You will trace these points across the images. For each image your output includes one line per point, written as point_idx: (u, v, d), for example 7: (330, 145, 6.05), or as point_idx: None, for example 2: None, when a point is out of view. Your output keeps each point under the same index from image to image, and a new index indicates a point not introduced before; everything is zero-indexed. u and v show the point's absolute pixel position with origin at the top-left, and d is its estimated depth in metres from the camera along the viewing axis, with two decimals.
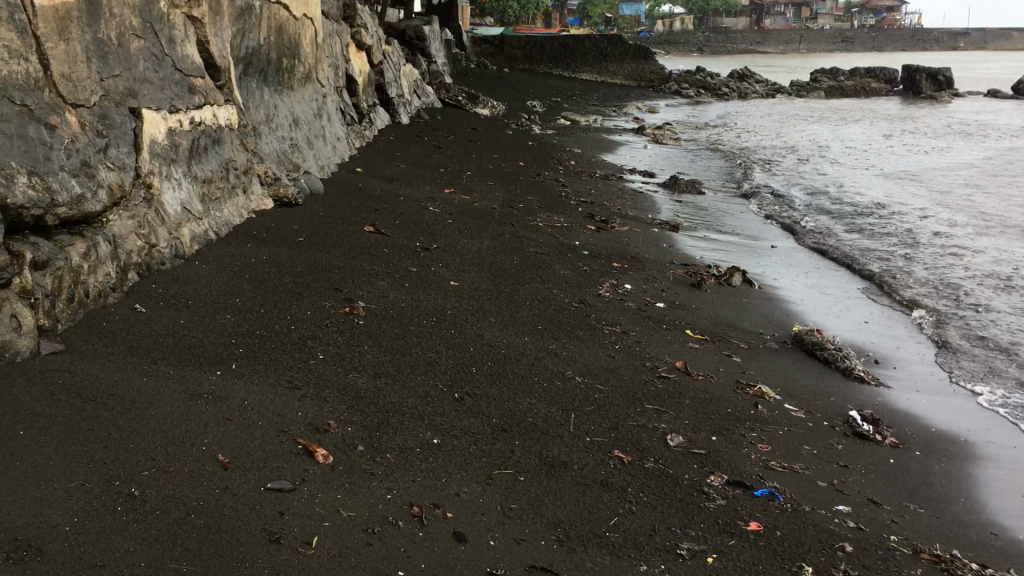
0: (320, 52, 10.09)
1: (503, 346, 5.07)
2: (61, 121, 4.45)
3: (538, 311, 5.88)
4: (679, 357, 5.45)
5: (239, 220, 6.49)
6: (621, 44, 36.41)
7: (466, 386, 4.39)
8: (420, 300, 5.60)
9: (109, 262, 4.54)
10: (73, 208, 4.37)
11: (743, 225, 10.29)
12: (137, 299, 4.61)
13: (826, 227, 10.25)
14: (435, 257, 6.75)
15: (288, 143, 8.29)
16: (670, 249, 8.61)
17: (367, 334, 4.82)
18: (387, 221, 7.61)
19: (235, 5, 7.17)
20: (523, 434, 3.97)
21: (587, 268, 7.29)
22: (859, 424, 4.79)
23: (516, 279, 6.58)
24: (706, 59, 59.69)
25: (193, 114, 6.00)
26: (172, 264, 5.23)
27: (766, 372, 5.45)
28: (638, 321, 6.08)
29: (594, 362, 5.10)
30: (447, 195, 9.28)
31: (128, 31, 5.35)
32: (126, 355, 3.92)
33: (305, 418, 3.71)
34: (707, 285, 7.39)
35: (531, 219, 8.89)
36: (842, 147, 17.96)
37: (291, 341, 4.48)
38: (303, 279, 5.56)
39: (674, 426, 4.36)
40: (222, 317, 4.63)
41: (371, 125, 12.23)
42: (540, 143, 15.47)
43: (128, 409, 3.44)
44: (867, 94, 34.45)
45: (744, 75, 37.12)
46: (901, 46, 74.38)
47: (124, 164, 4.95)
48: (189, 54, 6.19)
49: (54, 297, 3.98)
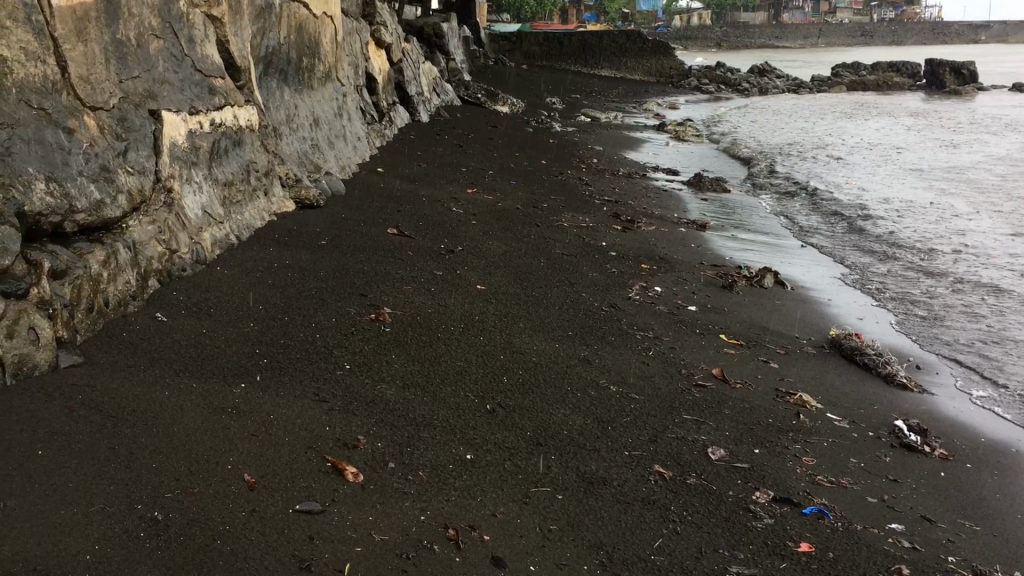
0: (340, 51, 9.97)
1: (534, 354, 4.90)
2: (79, 124, 4.33)
3: (568, 316, 5.71)
4: (716, 363, 5.27)
5: (260, 222, 6.36)
6: (639, 40, 36.18)
7: (498, 397, 4.23)
8: (447, 306, 5.44)
9: (129, 269, 4.41)
10: (92, 215, 4.24)
11: (771, 223, 10.07)
12: (158, 307, 4.48)
13: (857, 225, 10.01)
14: (460, 260, 6.59)
15: (309, 144, 8.16)
16: (699, 249, 8.41)
17: (394, 342, 4.67)
18: (410, 222, 7.47)
19: (255, 3, 7.04)
20: (559, 448, 3.80)
21: (615, 270, 7.11)
22: (906, 435, 4.58)
23: (544, 282, 6.41)
24: (725, 55, 59.23)
25: (213, 115, 5.87)
26: (194, 270, 5.10)
27: (805, 379, 5.26)
28: (670, 326, 5.89)
29: (628, 370, 4.92)
30: (470, 195, 9.13)
31: (147, 32, 5.22)
32: (147, 368, 3.79)
33: (332, 433, 3.57)
34: (739, 287, 7.19)
35: (556, 219, 8.73)
36: (868, 144, 17.66)
37: (316, 351, 4.34)
38: (327, 284, 5.42)
39: (715, 438, 4.18)
40: (246, 325, 4.49)
41: (391, 124, 12.11)
42: (561, 141, 15.30)
43: (150, 426, 3.31)
44: (890, 89, 34.02)
45: (764, 70, 36.78)
46: (922, 39, 73.57)
47: (143, 167, 4.83)
48: (209, 54, 6.06)
49: (73, 307, 3.86)
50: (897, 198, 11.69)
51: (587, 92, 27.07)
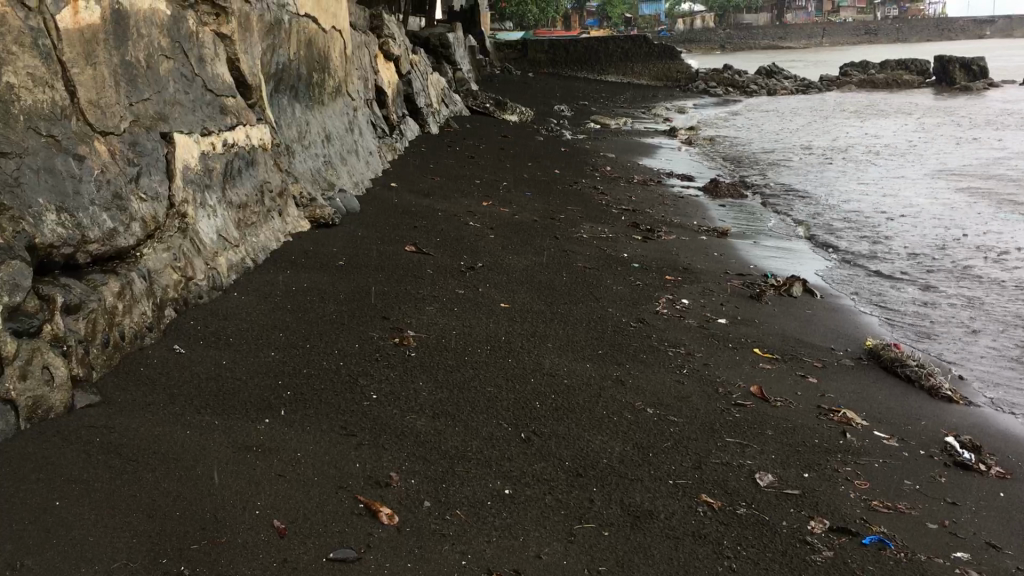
0: (350, 64, 9.83)
1: (565, 375, 4.71)
2: (90, 150, 4.18)
3: (596, 334, 5.52)
4: (753, 379, 5.07)
5: (276, 244, 6.20)
6: (645, 45, 36.06)
7: (532, 424, 4.04)
8: (472, 327, 5.26)
9: (145, 300, 4.24)
10: (105, 244, 4.08)
11: (793, 228, 9.88)
12: (175, 339, 4.31)
13: (881, 227, 9.81)
14: (481, 276, 6.41)
15: (322, 160, 8.01)
16: (723, 258, 8.21)
17: (421, 368, 4.49)
18: (428, 238, 7.30)
19: (265, 20, 6.89)
20: (601, 480, 3.61)
21: (640, 283, 6.92)
22: (959, 453, 4.38)
23: (568, 298, 6.22)
24: (731, 56, 59.01)
25: (225, 135, 5.71)
26: (211, 296, 4.94)
27: (847, 394, 5.05)
28: (702, 340, 5.69)
29: (663, 390, 4.71)
30: (486, 208, 8.96)
31: (157, 52, 5.06)
32: (166, 405, 3.62)
33: (363, 470, 3.38)
34: (767, 297, 6.98)
35: (575, 230, 8.55)
36: (882, 144, 17.45)
37: (341, 380, 4.16)
38: (348, 307, 5.24)
39: (762, 462, 3.97)
40: (266, 355, 4.31)
41: (402, 137, 11.95)
42: (573, 149, 15.13)
43: (172, 469, 3.13)
44: (899, 87, 33.73)
45: (772, 72, 36.56)
46: (927, 36, 73.25)
47: (156, 193, 4.68)
48: (219, 74, 5.91)
49: (87, 343, 3.69)
50: (919, 199, 11.48)
51: (594, 98, 26.91)
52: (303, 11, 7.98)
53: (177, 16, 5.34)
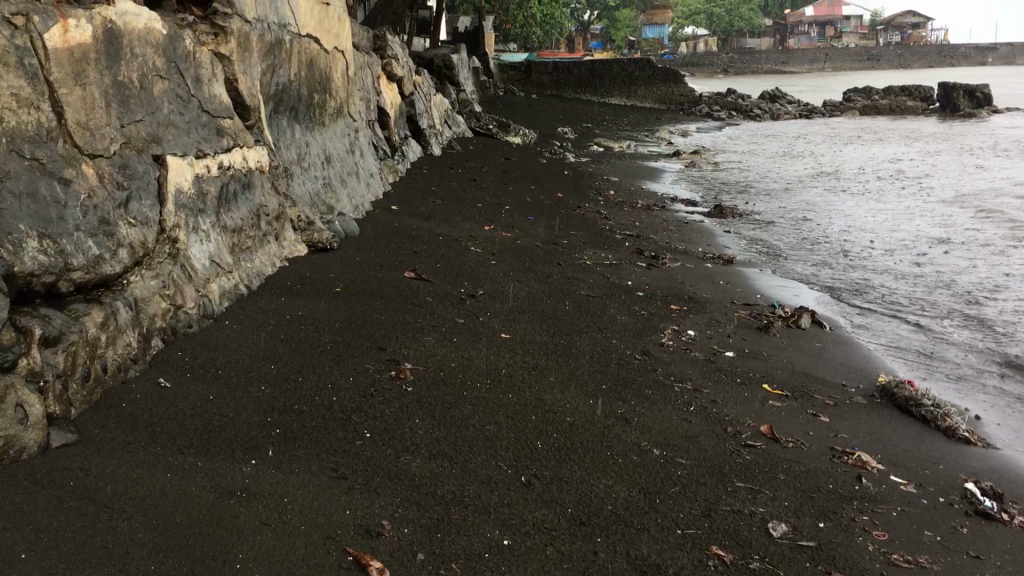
0: (352, 85, 9.69)
1: (568, 412, 4.52)
2: (77, 174, 4.01)
3: (600, 367, 5.32)
4: (763, 418, 4.87)
5: (271, 269, 6.04)
6: (649, 68, 36.08)
7: (533, 466, 3.84)
8: (472, 360, 5.06)
9: (130, 330, 4.06)
10: (90, 272, 3.90)
11: (800, 256, 9.71)
12: (161, 371, 4.13)
13: (890, 256, 9.64)
14: (482, 305, 6.24)
15: (321, 183, 7.85)
16: (729, 287, 8.03)
17: (418, 404, 4.30)
18: (428, 264, 7.12)
19: (265, 40, 6.75)
20: (605, 529, 3.41)
21: (644, 312, 6.75)
22: (980, 500, 4.18)
23: (571, 328, 6.04)
24: (734, 81, 59.19)
25: (221, 158, 5.56)
26: (201, 325, 4.76)
27: (861, 435, 4.85)
28: (709, 375, 5.50)
29: (670, 429, 4.51)
30: (487, 233, 8.80)
31: (151, 72, 4.91)
32: (147, 446, 3.44)
33: (354, 518, 3.19)
34: (776, 328, 6.79)
35: (578, 256, 8.39)
36: (887, 170, 17.32)
37: (333, 417, 3.97)
38: (343, 337, 5.06)
39: (775, 510, 3.78)
40: (256, 390, 4.13)
41: (404, 158, 11.82)
42: (576, 172, 14.99)
43: (149, 517, 2.96)
44: (903, 113, 33.66)
45: (775, 96, 36.55)
46: (929, 62, 73.44)
47: (147, 218, 4.51)
48: (217, 94, 5.76)
49: (66, 378, 3.51)
50: (928, 227, 11.32)
51: (597, 121, 26.87)
52: (304, 31, 7.85)
53: (173, 36, 5.20)
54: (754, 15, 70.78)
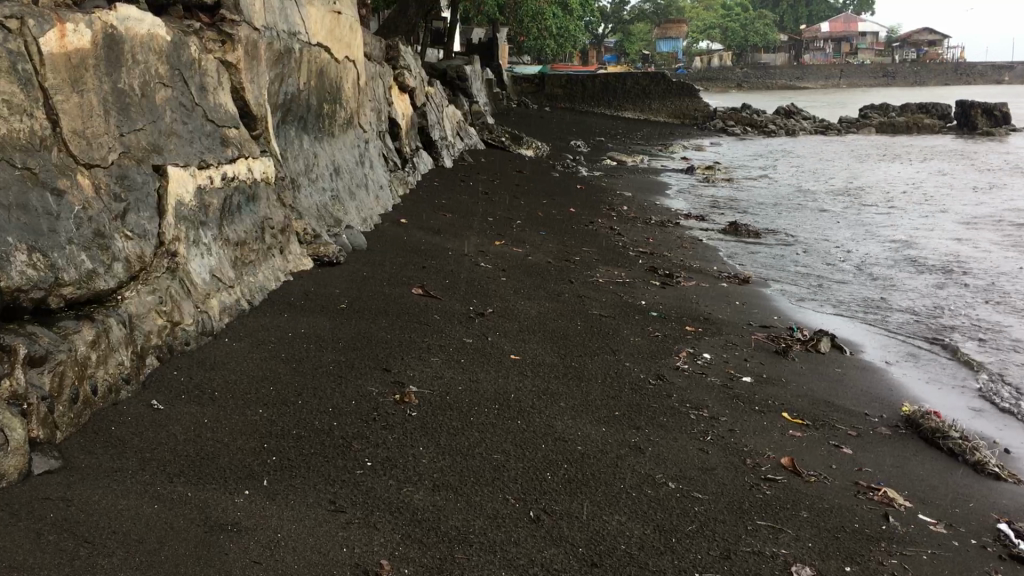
0: (363, 95, 9.55)
1: (579, 441, 4.32)
2: (71, 184, 3.85)
3: (613, 392, 5.11)
4: (783, 450, 4.65)
5: (275, 283, 5.87)
6: (663, 83, 35.92)
7: (542, 500, 3.64)
8: (480, 383, 4.87)
9: (123, 349, 3.88)
10: (82, 287, 3.73)
11: (818, 275, 9.49)
12: (154, 392, 3.96)
13: (910, 277, 9.41)
14: (491, 324, 6.05)
15: (329, 195, 7.69)
16: (745, 307, 7.81)
17: (422, 430, 4.10)
18: (436, 280, 6.95)
19: (274, 48, 6.60)
20: (618, 571, 3.20)
21: (658, 334, 6.54)
22: (1015, 542, 3.95)
23: (583, 350, 5.84)
24: (748, 96, 59.13)
25: (225, 169, 5.39)
26: (199, 342, 4.59)
27: (886, 468, 4.62)
28: (725, 401, 5.29)
29: (685, 461, 4.30)
30: (498, 248, 8.62)
31: (154, 80, 4.75)
32: (135, 474, 3.27)
33: (351, 557, 2.99)
34: (794, 352, 6.57)
35: (590, 273, 8.20)
36: (905, 189, 17.09)
37: (333, 445, 3.78)
38: (346, 357, 4.88)
39: (798, 552, 3.56)
40: (253, 413, 3.94)
41: (414, 170, 11.66)
42: (589, 187, 14.82)
43: (133, 553, 2.78)
44: (920, 131, 33.36)
45: (790, 112, 36.33)
46: (945, 80, 73.10)
47: (145, 231, 4.35)
48: (222, 103, 5.60)
49: (52, 400, 3.33)
50: (948, 248, 11.08)
51: (610, 134, 26.70)
52: (314, 40, 7.71)
53: (178, 43, 5.04)
54: (769, 29, 70.59)
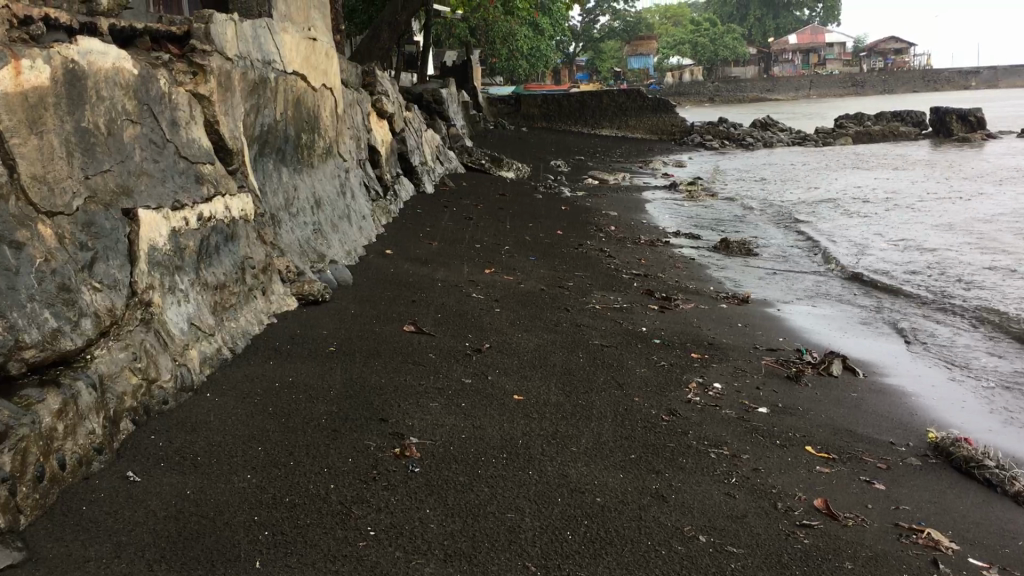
0: (341, 123, 9.22)
1: (597, 491, 3.97)
2: (32, 235, 3.49)
3: (626, 432, 4.78)
4: (814, 490, 4.34)
5: (258, 327, 5.51)
6: (639, 99, 35.95)
7: (566, 565, 3.30)
8: (484, 429, 4.51)
9: (94, 415, 3.49)
10: (46, 348, 3.35)
11: (817, 292, 9.24)
12: (129, 461, 3.58)
13: (911, 290, 9.17)
14: (490, 361, 5.71)
15: (311, 228, 7.34)
16: (749, 330, 7.51)
17: (426, 489, 3.74)
18: (428, 315, 6.60)
19: (248, 78, 6.26)
20: None
21: (665, 363, 6.23)
22: None
23: (587, 386, 5.51)
24: (723, 110, 59.37)
25: (201, 208, 5.04)
26: (178, 400, 4.21)
27: (925, 505, 4.33)
28: (744, 436, 4.97)
29: (713, 508, 3.97)
30: (489, 277, 8.30)
31: (121, 117, 4.40)
32: (111, 563, 2.92)
33: None
34: (806, 377, 6.27)
35: (586, 300, 7.90)
36: (890, 198, 17.00)
37: (331, 513, 3.42)
38: (340, 407, 4.52)
39: None
40: (243, 479, 3.58)
41: (396, 198, 11.33)
42: (574, 207, 14.54)
43: None
44: (897, 139, 33.58)
45: (767, 125, 36.46)
46: (914, 87, 74.05)
47: (115, 281, 3.98)
48: (195, 138, 5.26)
49: (14, 481, 2.95)
50: (945, 258, 10.90)
51: (590, 153, 26.56)
52: (290, 68, 7.39)
53: (147, 76, 4.70)
54: (739, 44, 70.96)
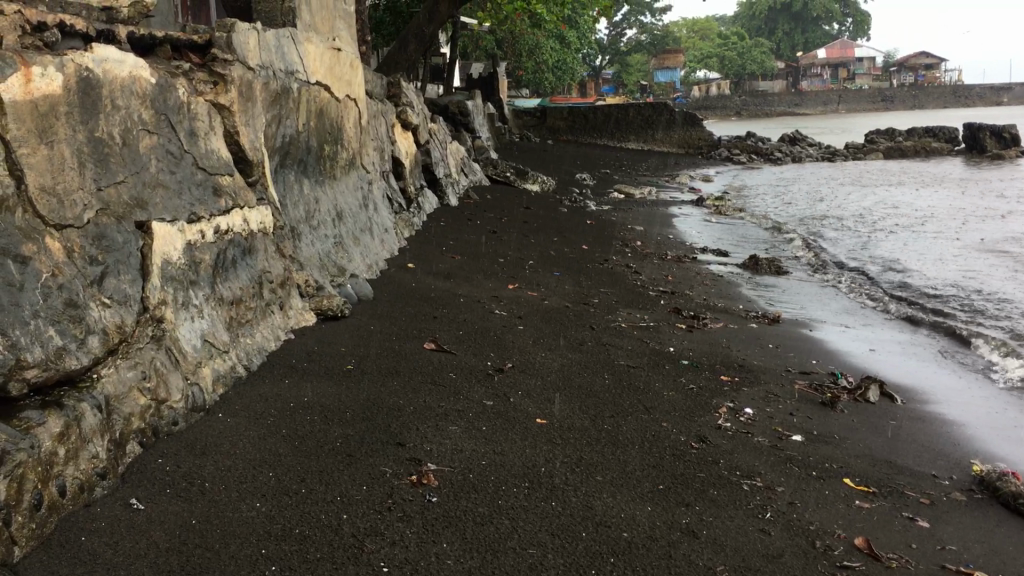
0: (365, 134, 9.09)
1: (625, 525, 3.77)
2: (38, 249, 3.35)
3: (654, 461, 4.56)
4: (854, 527, 4.11)
5: (274, 343, 5.36)
6: (665, 113, 35.72)
7: None
8: (505, 456, 4.31)
9: (98, 438, 3.34)
10: (49, 367, 3.20)
11: (850, 312, 8.96)
12: (133, 487, 3.42)
13: (948, 311, 8.88)
14: (512, 382, 5.52)
15: (332, 241, 7.19)
16: (781, 351, 7.25)
17: (443, 521, 3.55)
18: (449, 332, 6.42)
19: (270, 88, 6.13)
20: None
21: (693, 386, 6.00)
22: None
23: (613, 409, 5.29)
24: (749, 124, 58.99)
25: (218, 221, 4.90)
26: (189, 421, 4.06)
27: (972, 546, 4.08)
28: (778, 466, 4.74)
29: (747, 546, 3.75)
30: (512, 293, 8.12)
31: (137, 127, 4.27)
32: None
33: None
34: (841, 403, 6.01)
35: (611, 318, 7.69)
36: (923, 215, 16.67)
37: (343, 546, 3.24)
38: (356, 430, 4.34)
39: None
40: (252, 508, 3.41)
41: (419, 211, 11.18)
42: (599, 221, 14.34)
43: None
44: (928, 155, 33.10)
45: (795, 139, 36.09)
46: (944, 102, 73.20)
47: (126, 296, 3.84)
48: (214, 149, 5.13)
49: (9, 510, 2.80)
50: (982, 279, 10.58)
51: (615, 166, 26.34)
52: (313, 78, 7.26)
53: (165, 85, 4.57)
54: (768, 58, 70.50)
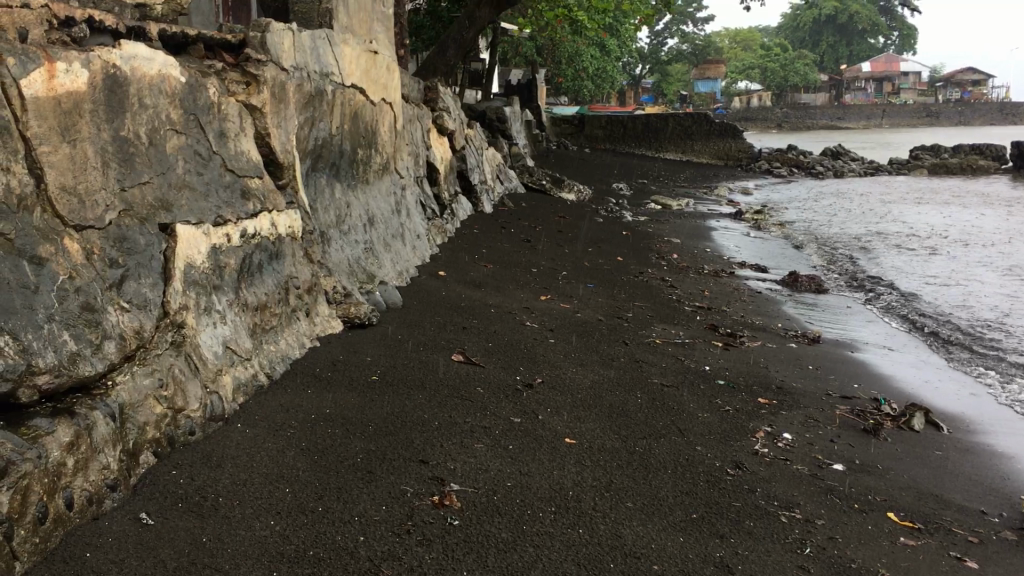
0: (400, 139, 8.98)
1: (655, 557, 3.56)
2: (57, 251, 3.25)
3: (687, 487, 4.35)
4: (899, 566, 3.87)
5: (299, 351, 5.23)
6: (705, 124, 35.35)
7: None
8: (532, 478, 4.13)
9: (110, 448, 3.22)
10: (61, 374, 3.10)
11: (894, 334, 8.65)
12: (145, 500, 3.30)
13: (996, 336, 8.54)
14: (541, 398, 5.34)
15: (362, 247, 7.07)
16: (821, 374, 6.98)
17: (464, 546, 3.38)
18: (478, 344, 6.26)
19: (303, 90, 6.03)
20: None
21: (729, 407, 5.78)
22: None
23: (646, 431, 5.09)
24: (790, 137, 58.19)
25: (245, 224, 4.79)
26: (206, 431, 3.94)
27: None
28: (819, 498, 4.50)
29: None
30: (545, 304, 7.94)
31: (165, 126, 4.18)
32: None
33: None
34: (885, 431, 5.75)
35: (645, 333, 7.49)
36: (969, 235, 16.21)
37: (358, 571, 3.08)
38: (377, 445, 4.19)
39: None
40: (266, 527, 3.27)
41: (453, 218, 11.06)
42: (635, 233, 14.11)
43: None
44: (975, 173, 32.35)
45: (838, 154, 35.50)
46: (991, 119, 71.72)
47: (145, 300, 3.74)
48: (244, 151, 5.02)
49: (11, 523, 2.69)
50: None
51: (653, 177, 26.06)
52: (348, 81, 7.16)
53: (195, 84, 4.47)
54: (811, 70, 69.63)
